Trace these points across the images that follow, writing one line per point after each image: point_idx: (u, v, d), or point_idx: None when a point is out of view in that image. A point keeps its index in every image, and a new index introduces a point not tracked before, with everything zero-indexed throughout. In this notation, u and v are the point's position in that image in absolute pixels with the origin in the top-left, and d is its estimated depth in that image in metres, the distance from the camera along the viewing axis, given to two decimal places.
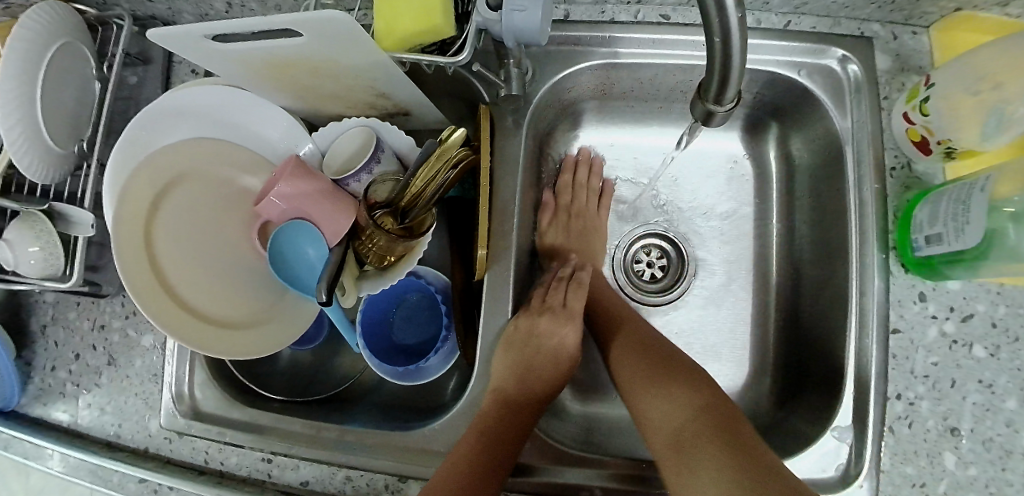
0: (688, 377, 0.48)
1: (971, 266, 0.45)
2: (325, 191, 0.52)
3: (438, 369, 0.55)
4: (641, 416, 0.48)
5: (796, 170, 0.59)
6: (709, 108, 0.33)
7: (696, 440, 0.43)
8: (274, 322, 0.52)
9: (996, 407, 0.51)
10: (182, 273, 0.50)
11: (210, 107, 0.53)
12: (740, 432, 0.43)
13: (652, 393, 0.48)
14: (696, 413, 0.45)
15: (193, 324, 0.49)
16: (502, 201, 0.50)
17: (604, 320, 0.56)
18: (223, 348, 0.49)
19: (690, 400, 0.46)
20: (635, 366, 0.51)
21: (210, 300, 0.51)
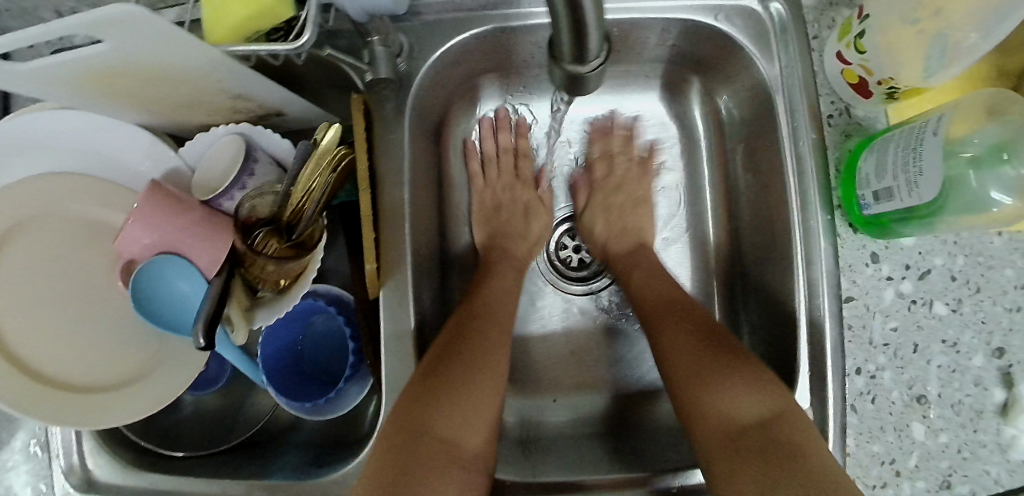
0: (749, 373, 0.41)
1: (925, 222, 0.40)
2: (191, 216, 0.45)
3: (354, 397, 0.49)
4: (700, 417, 0.41)
5: (725, 128, 0.53)
6: (571, 69, 0.26)
7: (752, 449, 0.38)
8: (146, 377, 0.46)
9: (961, 366, 0.47)
10: (32, 343, 0.43)
11: (49, 138, 0.45)
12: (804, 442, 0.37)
13: (714, 391, 0.41)
14: (764, 423, 0.39)
15: (37, 391, 0.42)
16: (390, 207, 0.44)
17: (657, 307, 0.49)
18: (72, 414, 0.42)
19: (758, 401, 0.40)
20: (688, 352, 0.45)
21: (63, 358, 0.44)
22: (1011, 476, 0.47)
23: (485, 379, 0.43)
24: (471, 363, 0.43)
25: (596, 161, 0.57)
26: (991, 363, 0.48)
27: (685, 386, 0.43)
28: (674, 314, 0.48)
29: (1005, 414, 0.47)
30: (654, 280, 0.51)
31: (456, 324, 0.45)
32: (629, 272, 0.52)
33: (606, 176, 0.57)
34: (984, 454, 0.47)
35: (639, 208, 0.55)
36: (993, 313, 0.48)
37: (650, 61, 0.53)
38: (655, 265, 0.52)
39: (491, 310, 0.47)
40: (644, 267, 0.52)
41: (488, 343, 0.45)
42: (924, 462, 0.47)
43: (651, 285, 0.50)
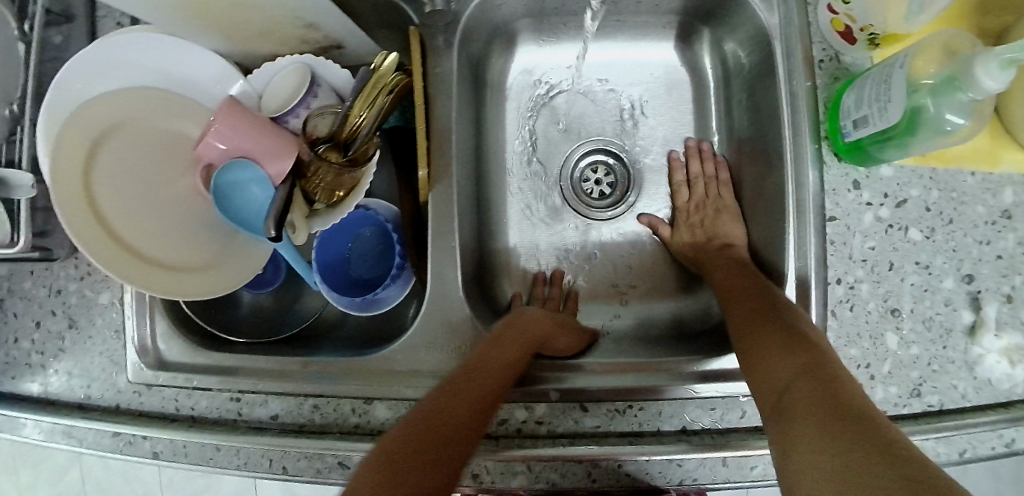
0: (791, 339, 0.42)
1: (895, 145, 0.46)
2: (264, 125, 0.53)
3: (395, 297, 0.56)
4: (761, 391, 0.41)
5: (731, 76, 0.60)
6: None
7: (797, 402, 0.37)
8: (208, 273, 0.52)
9: (933, 287, 0.54)
10: (135, 231, 0.50)
11: (146, 55, 0.53)
12: (850, 393, 0.36)
13: (767, 360, 0.42)
14: (797, 376, 0.39)
15: (118, 254, 0.48)
16: (439, 123, 0.51)
17: (733, 290, 0.51)
18: (142, 280, 0.48)
19: (793, 363, 0.40)
20: (742, 332, 0.46)
21: (144, 236, 0.50)
22: (977, 392, 0.54)
23: (473, 397, 0.42)
24: (472, 398, 0.42)
25: (687, 184, 0.62)
26: (961, 288, 0.54)
27: (749, 369, 0.43)
28: (759, 316, 0.46)
29: (971, 335, 0.54)
30: (725, 270, 0.53)
31: (463, 369, 0.45)
32: (707, 261, 0.56)
33: (688, 199, 0.62)
34: (952, 368, 0.54)
35: (721, 220, 0.59)
36: (965, 244, 0.54)
37: (666, 13, 0.60)
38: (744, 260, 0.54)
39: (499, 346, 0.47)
40: (731, 261, 0.54)
41: (485, 372, 0.44)
42: (896, 369, 0.53)
43: (726, 277, 0.52)
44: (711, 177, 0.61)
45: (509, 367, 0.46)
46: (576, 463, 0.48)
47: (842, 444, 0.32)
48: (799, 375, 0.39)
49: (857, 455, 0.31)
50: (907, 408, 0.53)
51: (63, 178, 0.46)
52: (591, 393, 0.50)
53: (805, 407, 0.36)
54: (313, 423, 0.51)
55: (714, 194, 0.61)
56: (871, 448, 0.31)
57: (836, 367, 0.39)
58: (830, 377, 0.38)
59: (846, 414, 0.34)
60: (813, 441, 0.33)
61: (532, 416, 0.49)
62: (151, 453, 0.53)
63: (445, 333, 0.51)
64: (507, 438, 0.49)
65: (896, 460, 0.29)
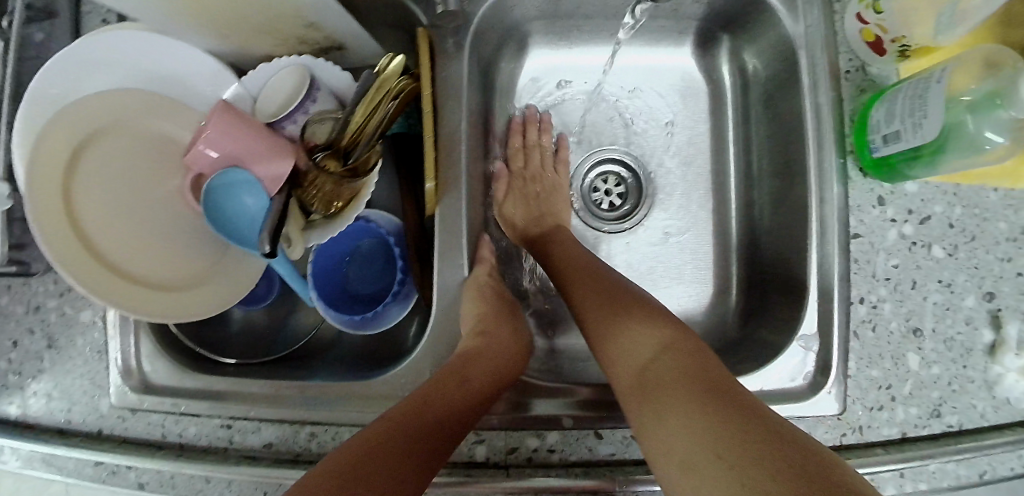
0: (651, 314, 0.46)
1: (927, 162, 0.45)
2: (258, 132, 0.49)
3: (396, 316, 0.53)
4: (614, 368, 0.45)
5: (749, 85, 0.58)
6: None
7: (664, 381, 0.40)
8: (189, 291, 0.48)
9: (955, 305, 0.53)
10: (125, 254, 0.46)
11: (122, 55, 0.49)
12: (710, 365, 0.41)
13: (629, 340, 0.45)
14: (664, 353, 0.43)
15: (93, 266, 0.44)
16: (447, 133, 0.48)
17: (574, 272, 0.52)
18: (112, 294, 0.44)
19: (651, 338, 0.44)
20: (603, 309, 0.48)
21: (128, 250, 0.47)
22: (996, 412, 0.53)
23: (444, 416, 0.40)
24: (439, 415, 0.40)
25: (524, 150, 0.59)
26: (982, 306, 0.53)
27: (601, 345, 0.47)
28: (599, 291, 0.50)
29: (992, 355, 0.53)
30: (570, 252, 0.54)
31: (429, 383, 0.43)
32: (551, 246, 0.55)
33: (523, 166, 0.59)
34: (972, 388, 0.53)
35: (551, 198, 0.59)
36: (986, 262, 0.53)
37: (683, 19, 0.58)
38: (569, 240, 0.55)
39: (476, 357, 0.45)
40: (561, 244, 0.55)
41: (465, 396, 0.42)
42: (917, 390, 0.52)
43: (574, 262, 0.53)
44: (540, 147, 0.60)
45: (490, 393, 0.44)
46: (591, 494, 0.45)
47: (717, 420, 0.36)
48: (668, 353, 0.42)
49: (735, 427, 0.35)
50: (927, 430, 0.52)
51: (46, 208, 0.42)
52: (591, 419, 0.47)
53: (679, 396, 0.38)
54: (310, 451, 0.48)
55: (546, 166, 0.60)
56: (747, 417, 0.35)
57: (695, 343, 0.44)
58: (696, 353, 0.42)
59: (712, 386, 0.38)
60: (694, 432, 0.36)
61: (544, 443, 0.47)
62: (136, 484, 0.50)
63: (453, 355, 0.48)
64: (518, 468, 0.46)
65: (766, 426, 0.35)
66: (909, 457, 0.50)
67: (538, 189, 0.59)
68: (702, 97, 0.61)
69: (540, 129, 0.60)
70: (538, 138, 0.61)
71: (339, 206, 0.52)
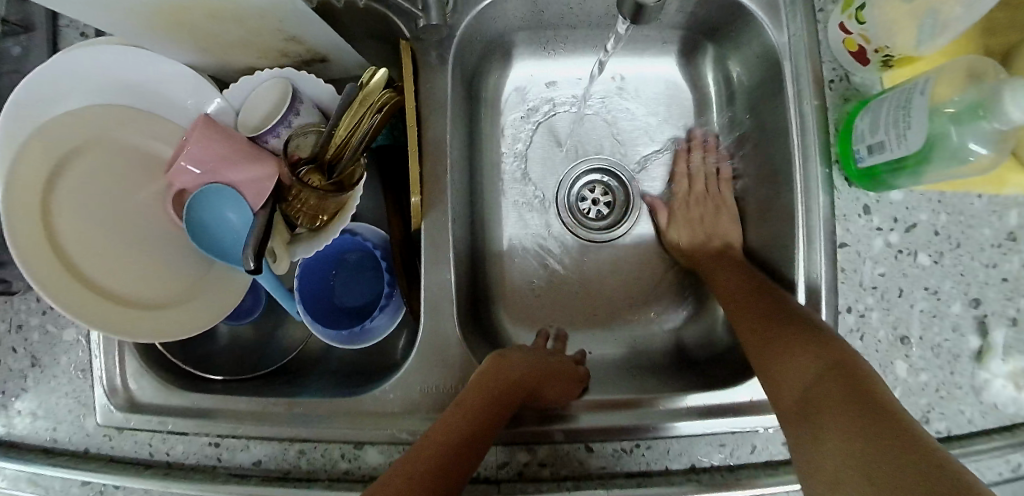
0: (801, 335, 0.42)
1: (910, 173, 0.45)
2: (241, 147, 0.49)
3: (386, 327, 0.53)
4: (777, 391, 0.41)
5: (735, 93, 0.58)
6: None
7: (824, 401, 0.37)
8: (162, 311, 0.47)
9: (942, 312, 0.53)
10: (107, 273, 0.46)
11: (100, 69, 0.48)
12: (881, 393, 0.36)
13: (784, 361, 0.42)
14: (826, 375, 0.38)
15: (63, 279, 0.43)
16: (432, 146, 0.48)
17: (742, 290, 0.50)
18: (80, 306, 0.43)
19: (816, 356, 0.40)
20: (758, 323, 0.46)
21: (103, 266, 0.46)
22: (984, 417, 0.53)
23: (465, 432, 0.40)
24: (477, 421, 0.41)
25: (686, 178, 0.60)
26: (968, 312, 0.53)
27: (761, 361, 0.43)
28: (756, 297, 0.48)
29: (978, 360, 0.53)
30: (723, 278, 0.53)
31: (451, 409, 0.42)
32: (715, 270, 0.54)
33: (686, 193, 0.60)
34: (959, 394, 0.53)
35: (720, 218, 0.58)
36: (972, 268, 0.53)
37: (668, 27, 0.58)
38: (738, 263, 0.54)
39: (493, 375, 0.45)
40: (728, 269, 0.53)
41: (497, 398, 0.43)
42: (905, 397, 0.52)
43: (728, 286, 0.51)
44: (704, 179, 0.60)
45: (506, 398, 0.43)
46: None
47: (878, 459, 0.31)
48: (829, 379, 0.38)
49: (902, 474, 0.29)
50: None
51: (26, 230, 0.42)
52: (583, 433, 0.47)
53: (840, 419, 0.35)
54: (300, 468, 0.48)
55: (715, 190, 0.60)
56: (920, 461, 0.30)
57: (863, 368, 0.38)
58: (860, 378, 0.37)
59: (880, 419, 0.33)
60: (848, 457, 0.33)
61: (534, 458, 0.47)
62: None
63: (440, 370, 0.48)
64: (509, 483, 0.46)
65: (903, 442, 0.31)
66: None
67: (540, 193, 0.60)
68: (688, 104, 0.61)
69: (704, 150, 0.61)
70: (528, 149, 0.60)
71: (325, 218, 0.52)
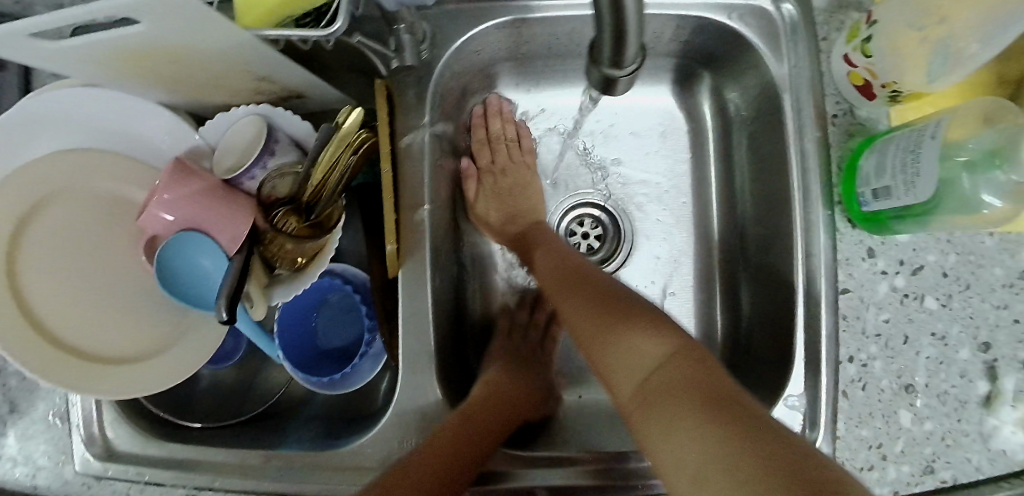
0: (652, 319, 0.42)
1: (920, 221, 0.42)
2: (214, 192, 0.47)
3: (369, 372, 0.51)
4: (609, 375, 0.41)
5: (732, 122, 0.56)
6: (607, 74, 0.31)
7: (663, 390, 0.36)
8: (134, 365, 0.45)
9: (949, 358, 0.50)
10: (77, 328, 0.45)
11: (74, 112, 0.46)
12: (721, 379, 0.36)
13: (609, 345, 0.42)
14: (668, 360, 0.38)
15: (30, 336, 0.42)
16: (410, 190, 0.45)
17: (554, 278, 0.50)
18: (48, 368, 0.42)
19: (655, 340, 0.40)
20: (588, 312, 0.45)
21: (72, 321, 0.45)
22: (992, 465, 0.50)
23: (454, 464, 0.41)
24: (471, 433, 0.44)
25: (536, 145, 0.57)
26: (977, 357, 0.51)
27: (590, 342, 0.44)
28: (581, 286, 0.48)
29: (987, 407, 0.51)
30: (552, 254, 0.52)
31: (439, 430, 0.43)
32: (535, 248, 0.53)
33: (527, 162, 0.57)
34: (967, 442, 0.50)
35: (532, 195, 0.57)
36: (982, 310, 0.51)
37: (661, 56, 0.55)
38: (552, 236, 0.54)
39: (478, 407, 0.46)
40: (552, 253, 0.52)
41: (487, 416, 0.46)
42: (909, 446, 0.49)
43: (551, 266, 0.51)
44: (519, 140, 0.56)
45: (487, 438, 0.45)
46: None
47: (736, 452, 0.30)
48: (662, 366, 0.38)
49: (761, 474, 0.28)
50: (920, 488, 0.50)
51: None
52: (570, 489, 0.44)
53: (682, 406, 0.34)
54: None
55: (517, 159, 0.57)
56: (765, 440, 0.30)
57: (706, 354, 0.38)
58: (697, 363, 0.37)
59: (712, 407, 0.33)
60: (697, 443, 0.31)
61: None
62: None
63: (420, 426, 0.46)
64: None
65: (762, 441, 0.30)
66: None
67: (510, 183, 0.56)
68: (682, 132, 0.59)
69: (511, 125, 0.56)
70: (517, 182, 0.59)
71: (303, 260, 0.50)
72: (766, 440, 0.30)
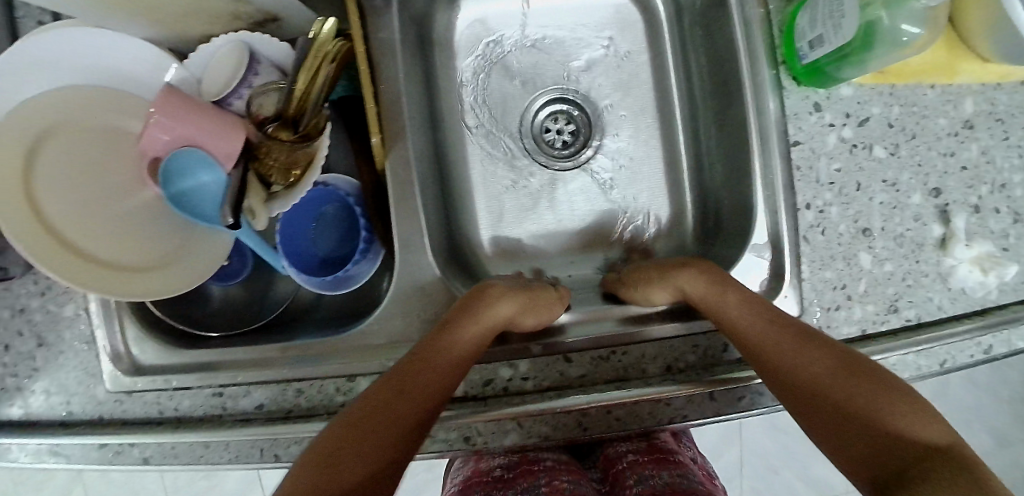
0: (894, 400, 0.38)
1: (852, 62, 0.47)
2: (206, 110, 0.50)
3: (367, 271, 0.55)
4: (840, 451, 0.38)
5: (682, 10, 0.59)
6: None
7: (921, 481, 0.33)
8: (148, 273, 0.50)
9: (902, 203, 0.54)
10: (98, 245, 0.48)
11: (71, 52, 0.50)
12: (980, 478, 0.32)
13: (785, 355, 0.42)
14: (917, 455, 0.35)
15: (59, 251, 0.46)
16: (386, 88, 0.49)
17: (760, 343, 0.44)
18: (89, 280, 0.46)
19: (889, 436, 0.36)
20: (813, 390, 0.40)
21: (87, 234, 0.48)
22: (953, 303, 0.55)
23: (408, 420, 0.38)
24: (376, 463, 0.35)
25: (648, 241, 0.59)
26: (929, 202, 0.55)
27: (815, 423, 0.40)
28: (819, 374, 0.41)
29: (943, 247, 0.54)
30: (745, 316, 0.45)
31: (356, 405, 0.39)
32: (705, 298, 0.48)
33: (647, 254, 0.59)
34: (927, 281, 0.55)
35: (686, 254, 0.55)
36: (929, 158, 0.55)
37: None
38: (731, 287, 0.48)
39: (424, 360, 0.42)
40: (701, 275, 0.49)
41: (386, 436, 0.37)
42: (872, 288, 0.53)
43: (739, 321, 0.45)
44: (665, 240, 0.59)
45: (410, 418, 0.38)
46: (564, 414, 0.48)
47: None
48: (896, 441, 0.36)
49: None
50: (886, 325, 0.54)
51: (15, 210, 0.44)
52: (572, 345, 0.50)
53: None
54: (298, 407, 0.51)
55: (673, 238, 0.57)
56: None
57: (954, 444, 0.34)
58: (896, 396, 0.38)
59: (915, 449, 0.35)
60: None
61: (517, 373, 0.49)
62: (140, 459, 0.53)
63: (420, 304, 0.50)
64: (495, 398, 0.49)
65: None
66: (870, 351, 0.52)
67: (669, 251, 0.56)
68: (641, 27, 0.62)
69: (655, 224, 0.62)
70: (489, 90, 0.62)
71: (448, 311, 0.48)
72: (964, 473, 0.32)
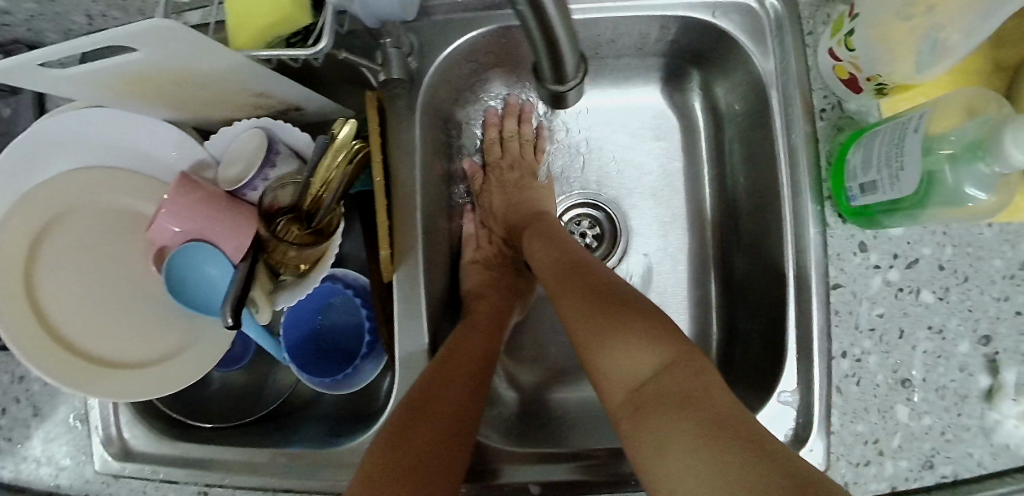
0: (651, 326, 0.42)
1: (906, 213, 0.42)
2: (221, 202, 0.47)
3: (372, 369, 0.53)
4: (603, 377, 0.42)
5: (721, 122, 0.59)
6: (555, 90, 0.36)
7: (660, 399, 0.38)
8: (134, 372, 0.47)
9: (947, 352, 0.49)
10: (98, 341, 0.47)
11: (90, 132, 0.48)
12: (713, 392, 0.37)
13: (590, 319, 0.45)
14: (662, 370, 0.39)
15: (55, 351, 0.45)
16: (402, 194, 0.48)
17: (553, 269, 0.52)
18: (81, 380, 0.45)
19: (647, 351, 0.41)
20: (589, 321, 0.45)
21: (88, 329, 0.47)
22: (993, 459, 0.48)
23: (471, 363, 0.48)
24: (447, 404, 0.44)
25: (502, 142, 0.62)
26: (977, 351, 0.49)
27: (580, 342, 0.45)
28: (598, 304, 0.45)
29: (989, 399, 0.48)
30: (556, 247, 0.54)
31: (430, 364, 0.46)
32: (533, 237, 0.56)
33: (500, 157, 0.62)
34: (967, 436, 0.48)
35: (524, 184, 0.61)
36: (980, 303, 0.49)
37: (651, 56, 0.59)
38: (552, 230, 0.56)
39: (463, 342, 0.49)
40: (555, 247, 0.54)
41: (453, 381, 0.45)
42: (906, 443, 0.48)
43: (573, 299, 0.47)
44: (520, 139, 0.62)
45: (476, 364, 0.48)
46: None
47: (725, 473, 0.32)
48: (659, 360, 0.40)
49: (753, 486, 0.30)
50: (918, 482, 0.48)
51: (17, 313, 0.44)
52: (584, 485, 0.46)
53: (675, 425, 0.36)
54: None
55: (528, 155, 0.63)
56: (731, 441, 0.33)
57: (704, 365, 0.39)
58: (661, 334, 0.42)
59: (669, 369, 0.39)
60: (693, 448, 0.34)
61: None
62: None
63: None
64: None
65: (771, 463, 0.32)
66: None
67: (517, 176, 0.61)
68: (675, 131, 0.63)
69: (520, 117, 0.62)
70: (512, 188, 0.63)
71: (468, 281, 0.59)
72: (766, 480, 0.31)
